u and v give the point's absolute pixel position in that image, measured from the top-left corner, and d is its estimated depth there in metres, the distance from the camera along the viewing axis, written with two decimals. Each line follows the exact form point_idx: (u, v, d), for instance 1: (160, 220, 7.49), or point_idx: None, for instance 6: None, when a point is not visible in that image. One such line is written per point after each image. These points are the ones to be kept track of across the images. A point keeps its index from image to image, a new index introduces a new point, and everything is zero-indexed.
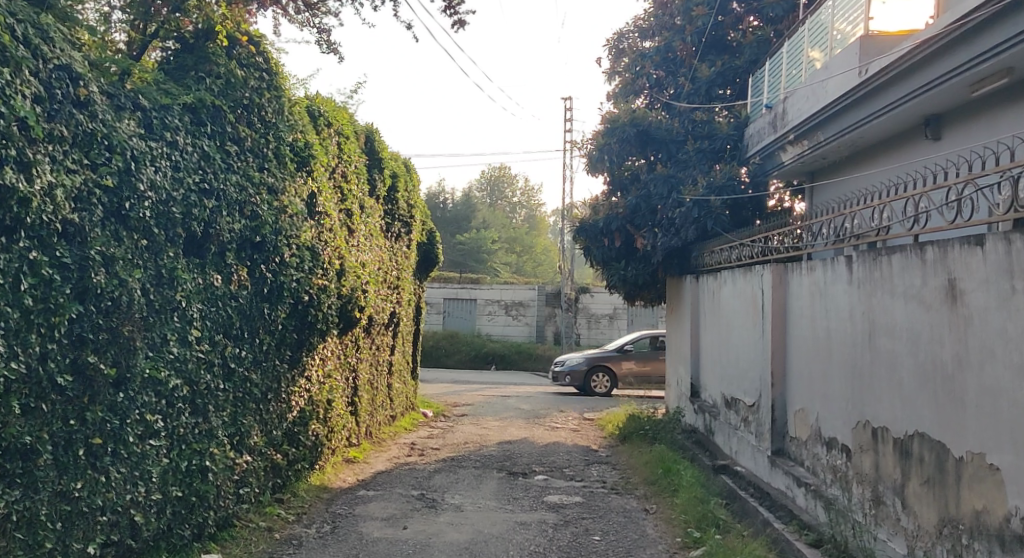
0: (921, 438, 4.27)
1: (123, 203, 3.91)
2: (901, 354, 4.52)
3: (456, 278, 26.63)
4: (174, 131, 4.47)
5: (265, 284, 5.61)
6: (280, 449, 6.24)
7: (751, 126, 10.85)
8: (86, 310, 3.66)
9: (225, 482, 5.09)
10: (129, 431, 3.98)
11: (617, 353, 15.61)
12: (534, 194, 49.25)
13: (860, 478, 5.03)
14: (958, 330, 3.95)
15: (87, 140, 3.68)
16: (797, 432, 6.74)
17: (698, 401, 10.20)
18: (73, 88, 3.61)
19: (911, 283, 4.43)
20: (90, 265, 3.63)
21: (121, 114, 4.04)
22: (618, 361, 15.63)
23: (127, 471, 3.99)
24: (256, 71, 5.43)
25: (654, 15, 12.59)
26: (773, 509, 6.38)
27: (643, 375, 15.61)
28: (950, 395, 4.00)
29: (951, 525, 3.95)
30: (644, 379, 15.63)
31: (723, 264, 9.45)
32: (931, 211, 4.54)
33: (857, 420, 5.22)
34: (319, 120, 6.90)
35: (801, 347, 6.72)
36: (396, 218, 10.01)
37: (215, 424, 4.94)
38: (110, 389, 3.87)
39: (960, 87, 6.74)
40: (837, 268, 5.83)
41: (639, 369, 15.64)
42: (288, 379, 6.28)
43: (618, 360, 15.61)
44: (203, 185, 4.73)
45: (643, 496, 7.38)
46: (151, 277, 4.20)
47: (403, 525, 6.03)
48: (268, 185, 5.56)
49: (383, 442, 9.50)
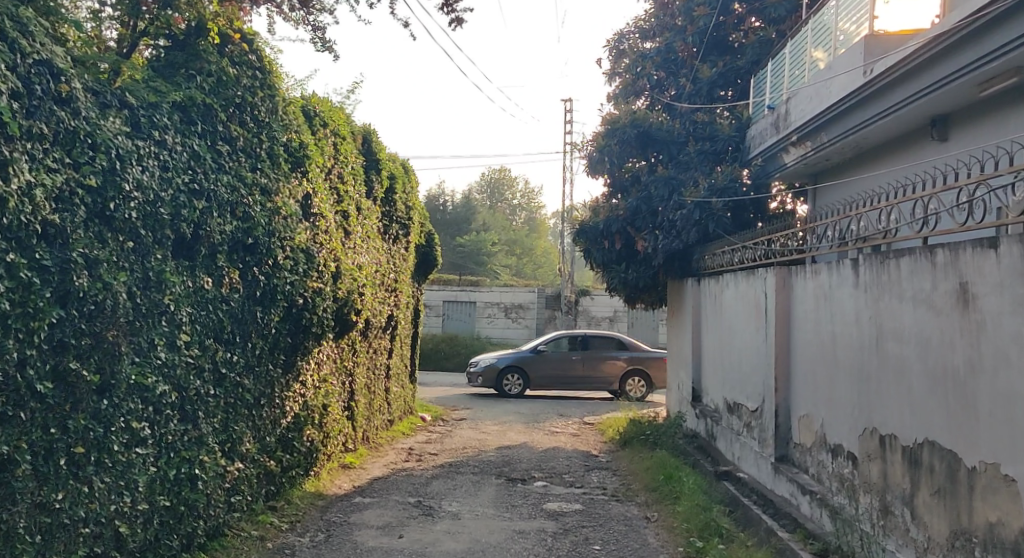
0: (931, 446, 4.14)
1: (107, 204, 3.79)
2: (911, 361, 4.39)
3: (455, 280, 26.50)
4: (163, 130, 4.35)
5: (258, 287, 5.48)
6: (274, 456, 6.11)
7: (754, 126, 10.70)
8: (67, 315, 3.54)
9: (215, 490, 4.95)
10: (113, 439, 3.86)
11: (531, 353, 15.30)
12: (534, 196, 49.11)
13: (868, 487, 4.90)
14: (971, 335, 3.82)
15: (69, 138, 3.56)
16: (801, 438, 6.61)
17: (699, 406, 10.09)
18: (54, 84, 3.49)
19: (920, 287, 4.30)
20: (72, 268, 3.52)
21: (106, 112, 3.92)
22: (532, 362, 15.32)
23: (111, 481, 3.86)
24: (249, 69, 5.30)
25: (656, 15, 12.46)
26: (777, 517, 6.25)
27: (557, 376, 15.26)
28: (962, 403, 3.87)
29: (963, 537, 3.81)
30: (558, 380, 15.28)
31: (725, 267, 9.33)
32: (941, 213, 4.41)
33: (863, 428, 5.09)
34: (315, 120, 6.77)
35: (805, 352, 6.59)
36: (393, 220, 9.88)
37: (205, 431, 4.82)
38: (94, 396, 3.75)
39: (968, 87, 6.62)
40: (842, 271, 5.70)
41: (555, 370, 15.28)
42: (282, 385, 6.15)
43: (532, 361, 15.28)
44: (192, 185, 4.60)
45: (644, 503, 7.25)
46: (137, 280, 4.07)
47: (399, 534, 5.90)
48: (261, 185, 5.43)
49: (380, 447, 9.37)
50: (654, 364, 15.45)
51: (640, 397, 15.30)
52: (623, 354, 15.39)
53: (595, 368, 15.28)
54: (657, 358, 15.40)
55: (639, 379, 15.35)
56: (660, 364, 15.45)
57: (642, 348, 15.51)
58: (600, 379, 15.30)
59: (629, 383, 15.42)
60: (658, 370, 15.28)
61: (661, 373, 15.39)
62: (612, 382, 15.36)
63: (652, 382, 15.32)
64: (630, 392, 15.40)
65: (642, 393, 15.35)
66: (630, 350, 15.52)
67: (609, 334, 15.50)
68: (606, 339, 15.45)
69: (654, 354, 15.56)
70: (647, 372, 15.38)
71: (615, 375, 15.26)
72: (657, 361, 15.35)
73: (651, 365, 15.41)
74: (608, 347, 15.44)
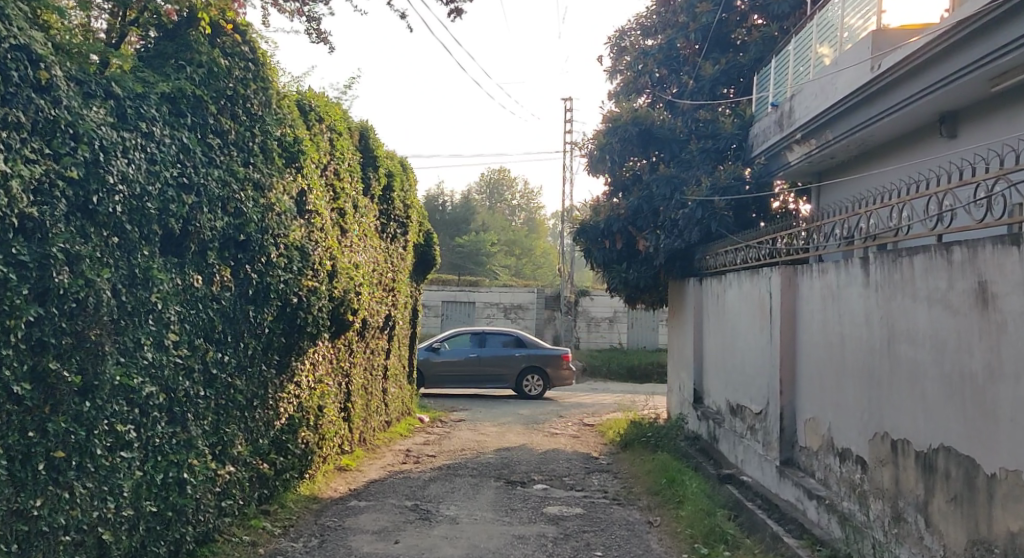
0: (948, 452, 3.99)
1: (90, 197, 3.64)
2: (925, 362, 4.24)
3: (455, 280, 26.33)
4: (151, 121, 4.19)
5: (250, 285, 5.32)
6: (266, 459, 5.96)
7: (757, 124, 10.54)
8: (47, 312, 3.40)
9: (205, 494, 4.79)
10: (96, 443, 3.71)
11: (426, 352, 15.02)
12: (533, 197, 48.94)
13: (879, 493, 4.75)
14: (990, 337, 3.67)
15: (49, 127, 3.42)
16: (807, 442, 6.46)
17: (701, 407, 9.95)
18: (33, 71, 3.34)
19: (936, 286, 4.16)
20: (52, 263, 3.37)
21: (90, 102, 3.76)
22: (426, 361, 15.02)
23: (93, 487, 3.71)
24: (242, 61, 5.14)
25: (658, 12, 12.31)
26: (783, 523, 6.10)
27: (452, 375, 14.96)
28: (981, 408, 3.72)
29: (982, 547, 3.67)
30: (453, 380, 14.97)
31: (727, 266, 9.17)
32: (957, 209, 4.26)
33: (874, 432, 4.94)
34: (310, 115, 6.61)
35: (811, 353, 6.44)
36: (391, 218, 9.73)
37: (194, 434, 4.66)
38: (75, 398, 3.60)
39: (979, 82, 6.47)
40: (851, 270, 5.55)
41: (453, 368, 14.99)
42: (276, 386, 6.00)
43: (427, 361, 14.96)
44: (181, 179, 4.45)
45: (646, 507, 7.10)
46: (123, 277, 3.92)
47: (395, 539, 5.74)
48: (254, 181, 5.27)
49: (377, 449, 9.23)
50: (550, 361, 15.28)
51: (537, 394, 15.15)
52: (519, 351, 15.18)
53: (491, 366, 15.00)
54: (553, 355, 15.23)
55: (536, 376, 15.18)
56: (557, 361, 15.29)
57: (540, 345, 15.31)
58: (495, 377, 15.04)
59: (526, 379, 15.24)
60: (554, 367, 15.12)
61: (557, 370, 15.24)
62: (509, 379, 15.13)
63: (549, 381, 15.15)
64: (527, 389, 15.22)
65: (539, 389, 15.19)
66: (527, 348, 15.33)
67: (508, 331, 15.25)
68: (504, 337, 15.21)
69: (554, 352, 15.39)
70: (543, 370, 15.20)
71: (512, 374, 15.04)
72: (553, 359, 15.18)
73: (548, 363, 15.24)
74: (506, 345, 15.20)
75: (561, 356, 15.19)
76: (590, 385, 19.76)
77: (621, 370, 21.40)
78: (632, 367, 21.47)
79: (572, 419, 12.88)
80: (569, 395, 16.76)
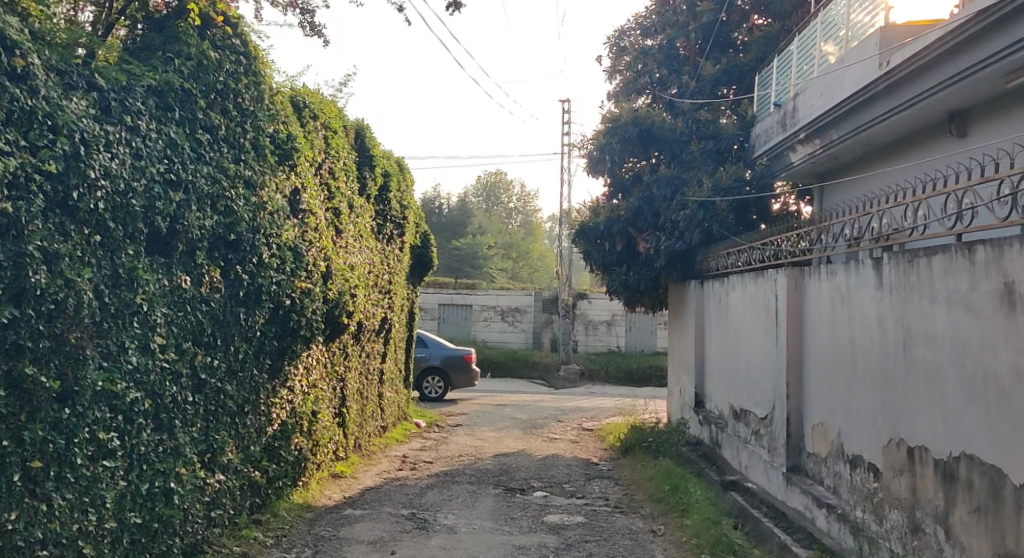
0: (970, 460, 3.83)
1: (70, 193, 3.45)
2: (945, 367, 4.08)
3: (451, 283, 26.13)
4: (136, 115, 4.01)
5: (241, 287, 5.13)
6: (258, 466, 5.77)
7: (758, 124, 10.31)
8: (22, 313, 3.22)
9: (194, 504, 4.59)
10: (76, 452, 3.52)
11: None
12: (530, 200, 48.78)
13: (894, 503, 4.58)
14: (1017, 339, 3.52)
15: (25, 118, 3.24)
16: (815, 448, 6.28)
17: (703, 412, 9.77)
18: (7, 58, 3.17)
19: (956, 287, 4.00)
20: (28, 262, 3.20)
21: (71, 93, 3.57)
22: None
23: (73, 498, 3.52)
24: (233, 54, 4.95)
25: (657, 12, 12.15)
26: (791, 531, 5.94)
27: None
28: (1007, 414, 3.57)
29: None
30: None
31: (729, 268, 9.00)
32: (978, 207, 4.10)
33: (888, 438, 4.77)
34: (304, 112, 6.45)
35: (819, 356, 6.28)
36: (387, 219, 9.54)
37: (182, 441, 4.46)
38: (53, 404, 3.42)
39: (993, 77, 6.31)
40: (862, 271, 5.38)
41: None
42: (268, 391, 5.82)
43: None
44: (168, 175, 4.26)
45: (649, 515, 6.91)
46: (106, 277, 3.73)
47: (391, 551, 5.54)
48: (245, 178, 5.08)
49: (373, 455, 9.03)
50: (453, 363, 14.90)
51: (436, 396, 14.84)
52: (420, 352, 14.79)
53: None
54: (457, 357, 14.83)
55: (437, 378, 14.83)
56: (460, 363, 14.90)
57: (443, 345, 14.88)
58: None
59: (428, 380, 14.90)
60: (455, 370, 14.75)
61: (459, 373, 14.86)
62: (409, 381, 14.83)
63: (449, 384, 14.81)
64: (428, 390, 14.92)
65: (439, 391, 14.89)
66: (428, 348, 14.97)
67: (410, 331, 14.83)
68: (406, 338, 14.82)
69: (457, 353, 14.98)
70: (445, 373, 14.83)
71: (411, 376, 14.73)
72: (455, 363, 14.77)
73: (450, 365, 14.86)
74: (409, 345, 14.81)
75: (464, 359, 14.82)
76: (589, 389, 19.57)
77: (619, 374, 21.23)
78: (630, 371, 21.30)
79: (571, 423, 12.69)
80: (567, 399, 16.58)
